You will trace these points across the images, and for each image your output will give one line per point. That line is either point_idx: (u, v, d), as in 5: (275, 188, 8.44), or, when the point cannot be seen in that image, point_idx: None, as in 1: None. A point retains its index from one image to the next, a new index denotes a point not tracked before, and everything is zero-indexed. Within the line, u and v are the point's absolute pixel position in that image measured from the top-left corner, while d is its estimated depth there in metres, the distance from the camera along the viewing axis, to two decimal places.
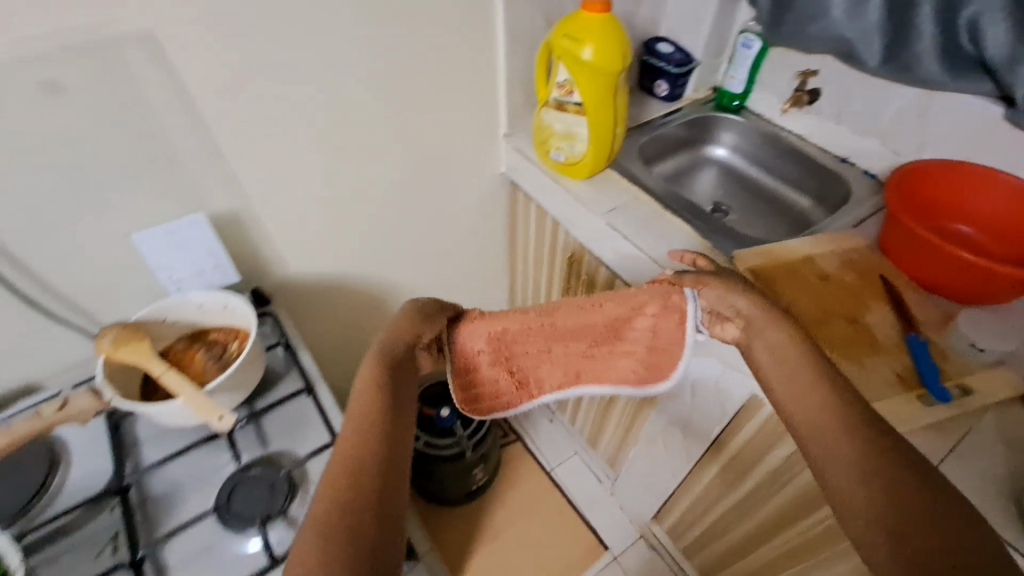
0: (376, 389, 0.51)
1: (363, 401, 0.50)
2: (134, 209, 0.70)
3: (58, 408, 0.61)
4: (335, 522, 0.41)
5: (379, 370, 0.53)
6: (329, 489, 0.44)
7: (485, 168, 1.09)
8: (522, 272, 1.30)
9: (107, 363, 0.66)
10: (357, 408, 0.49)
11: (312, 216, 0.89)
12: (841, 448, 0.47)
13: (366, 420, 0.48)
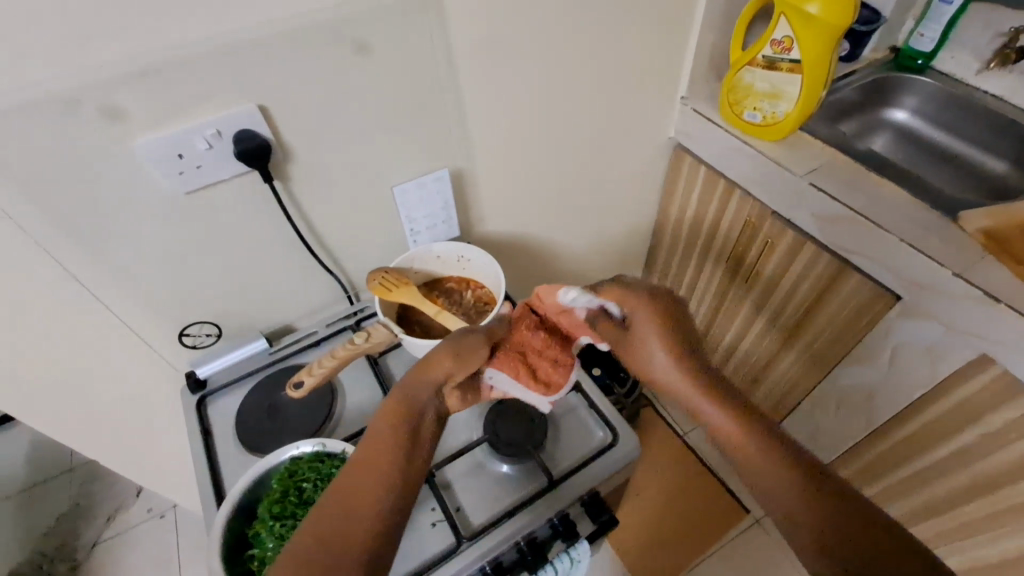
0: (404, 411, 0.51)
1: (392, 429, 0.49)
2: (394, 164, 0.76)
3: (364, 336, 0.69)
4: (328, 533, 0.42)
5: (403, 412, 0.51)
6: (344, 498, 0.44)
7: (657, 133, 1.10)
8: (670, 240, 1.30)
9: (380, 303, 0.75)
10: (384, 431, 0.49)
11: (515, 175, 0.94)
12: (793, 515, 0.43)
13: (388, 448, 0.47)
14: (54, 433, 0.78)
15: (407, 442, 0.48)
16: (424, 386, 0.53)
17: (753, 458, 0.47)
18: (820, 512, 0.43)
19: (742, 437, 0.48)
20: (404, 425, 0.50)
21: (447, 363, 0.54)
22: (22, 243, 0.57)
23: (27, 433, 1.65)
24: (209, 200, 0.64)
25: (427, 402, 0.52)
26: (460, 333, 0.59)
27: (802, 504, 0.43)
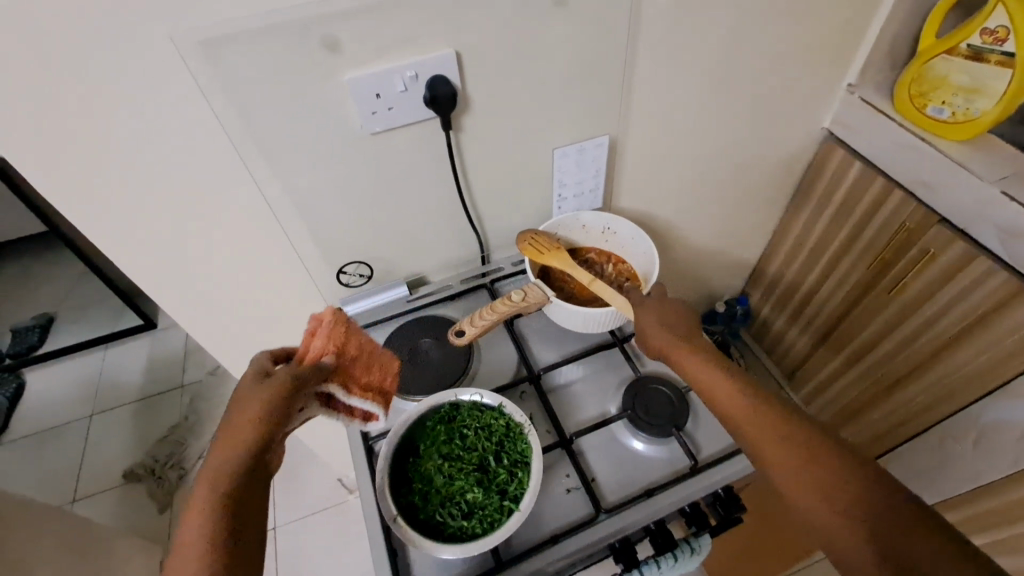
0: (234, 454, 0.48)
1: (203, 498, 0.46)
2: (559, 128, 0.76)
3: (520, 297, 0.71)
4: None
5: (229, 457, 0.48)
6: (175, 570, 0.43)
7: (810, 122, 1.02)
8: (796, 241, 1.22)
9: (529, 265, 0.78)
10: (215, 471, 0.47)
11: (664, 153, 0.91)
12: (801, 469, 0.49)
13: (201, 502, 0.45)
14: (212, 348, 0.84)
15: (224, 508, 0.45)
16: (232, 446, 0.48)
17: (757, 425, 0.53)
18: (823, 463, 0.48)
19: (750, 407, 0.54)
20: (221, 486, 0.46)
21: (243, 424, 0.49)
22: (230, 163, 0.61)
23: (146, 346, 1.81)
24: (390, 143, 0.66)
25: (245, 459, 0.48)
26: (249, 384, 0.52)
27: (802, 456, 0.49)
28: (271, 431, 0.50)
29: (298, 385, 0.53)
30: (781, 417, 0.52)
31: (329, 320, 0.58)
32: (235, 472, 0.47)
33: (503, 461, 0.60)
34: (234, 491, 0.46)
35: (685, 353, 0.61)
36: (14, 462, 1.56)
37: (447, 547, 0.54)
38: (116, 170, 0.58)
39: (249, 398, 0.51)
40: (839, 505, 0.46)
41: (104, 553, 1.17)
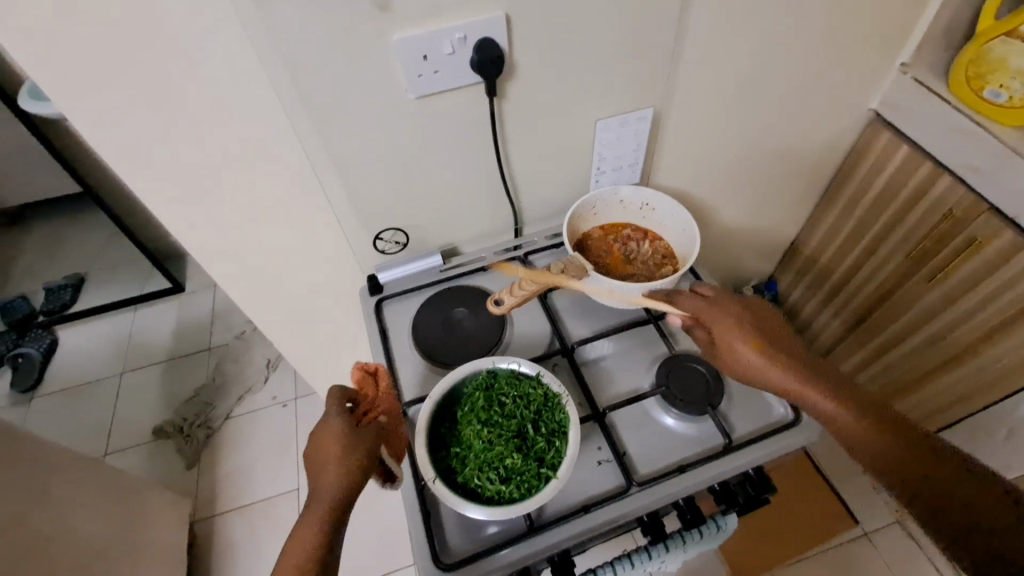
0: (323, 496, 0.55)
1: (301, 550, 0.52)
2: (602, 98, 0.74)
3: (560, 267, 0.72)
4: None
5: (321, 495, 0.55)
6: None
7: (857, 103, 0.98)
8: (832, 228, 1.18)
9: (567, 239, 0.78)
10: (313, 509, 0.55)
11: (707, 130, 0.89)
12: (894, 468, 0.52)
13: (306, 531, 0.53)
14: (247, 309, 0.86)
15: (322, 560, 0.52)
16: (326, 499, 0.55)
17: (845, 429, 0.56)
18: (916, 462, 0.52)
19: (837, 411, 0.56)
20: (317, 533, 0.53)
21: (333, 482, 0.55)
22: (277, 120, 0.62)
23: (174, 309, 1.85)
24: (433, 107, 0.65)
25: (334, 517, 0.54)
26: (339, 431, 0.59)
27: (895, 456, 0.52)
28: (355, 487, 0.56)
29: (374, 443, 0.59)
30: (870, 420, 0.55)
31: (383, 374, 0.66)
32: (327, 528, 0.54)
33: (541, 429, 0.60)
34: (326, 546, 0.53)
35: (758, 357, 0.61)
36: (51, 414, 1.62)
37: (484, 510, 0.55)
38: (168, 124, 0.60)
39: (327, 453, 0.57)
40: (938, 498, 0.50)
41: (138, 503, 1.22)
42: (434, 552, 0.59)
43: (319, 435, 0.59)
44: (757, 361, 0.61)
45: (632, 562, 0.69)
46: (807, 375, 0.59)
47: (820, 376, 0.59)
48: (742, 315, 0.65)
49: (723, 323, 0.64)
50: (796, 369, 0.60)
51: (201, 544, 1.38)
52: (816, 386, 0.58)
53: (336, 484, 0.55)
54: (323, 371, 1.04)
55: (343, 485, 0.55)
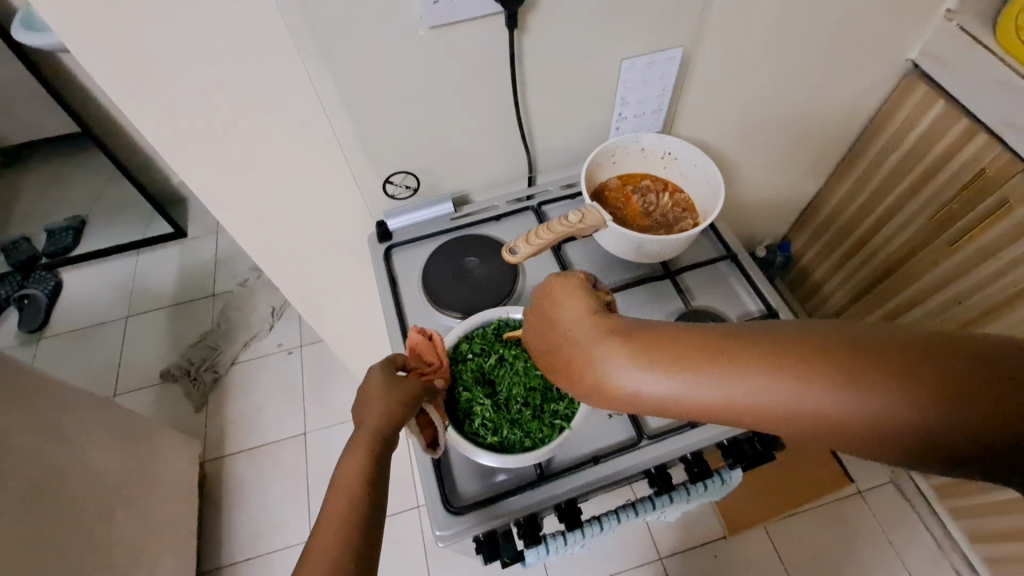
0: (373, 434, 0.51)
1: (345, 499, 0.47)
2: (627, 36, 0.69)
3: (580, 217, 0.68)
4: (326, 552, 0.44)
5: (369, 435, 0.51)
6: (329, 516, 0.46)
7: (895, 54, 0.92)
8: (852, 188, 1.14)
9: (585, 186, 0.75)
10: (359, 445, 0.50)
11: (735, 78, 0.84)
12: (853, 410, 0.39)
13: (351, 467, 0.49)
14: (252, 252, 0.84)
15: (367, 501, 0.47)
16: (370, 435, 0.51)
17: (752, 402, 0.42)
18: (871, 390, 0.38)
19: (728, 387, 0.43)
20: (363, 470, 0.49)
21: (373, 426, 0.51)
22: (283, 53, 0.59)
23: (176, 255, 1.83)
24: (448, 39, 0.61)
25: (375, 461, 0.49)
26: (382, 377, 0.55)
27: (844, 395, 0.39)
28: (395, 435, 0.52)
29: (420, 397, 0.55)
30: (776, 373, 0.41)
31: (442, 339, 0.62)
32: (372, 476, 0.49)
33: (559, 382, 0.61)
34: (370, 495, 0.48)
35: (612, 363, 0.47)
36: (58, 355, 1.64)
37: (497, 456, 0.56)
38: (164, 49, 0.56)
39: (380, 394, 0.53)
40: (888, 423, 0.37)
41: (149, 442, 1.24)
42: (446, 496, 0.59)
43: (373, 379, 0.55)
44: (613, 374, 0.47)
45: (638, 511, 0.70)
46: (666, 358, 0.45)
47: (680, 354, 0.45)
48: (564, 328, 0.52)
49: (555, 340, 0.53)
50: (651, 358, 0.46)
51: (212, 483, 1.42)
52: (671, 373, 0.45)
53: (387, 424, 0.51)
54: (329, 318, 1.04)
55: (386, 430, 0.51)
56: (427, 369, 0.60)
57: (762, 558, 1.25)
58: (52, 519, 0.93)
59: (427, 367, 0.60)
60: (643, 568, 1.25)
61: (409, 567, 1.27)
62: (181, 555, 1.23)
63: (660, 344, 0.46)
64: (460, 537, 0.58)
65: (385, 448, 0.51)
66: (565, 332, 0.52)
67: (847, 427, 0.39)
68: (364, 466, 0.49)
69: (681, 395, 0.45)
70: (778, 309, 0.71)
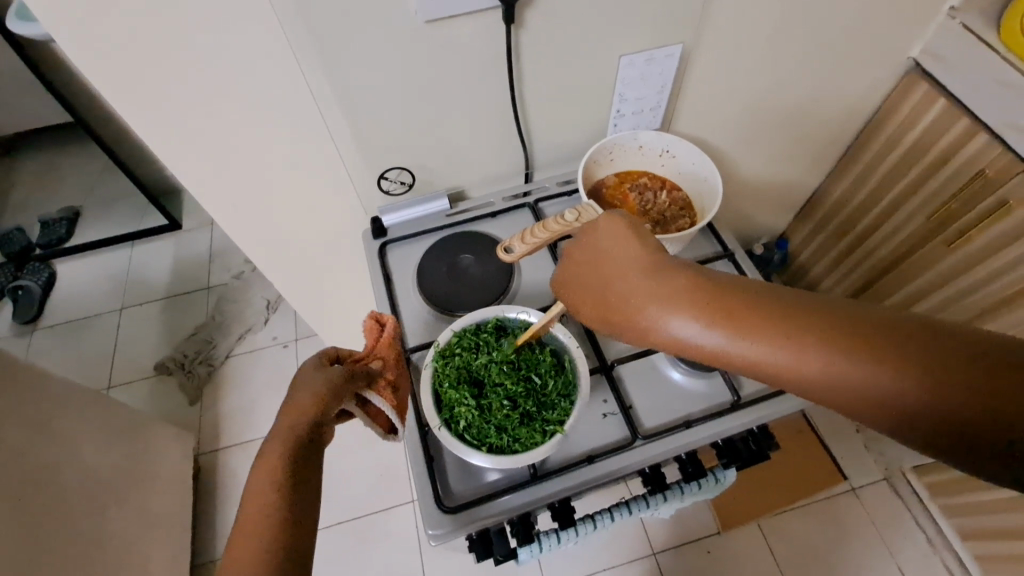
0: (294, 428, 0.51)
1: (260, 491, 0.48)
2: (628, 32, 0.68)
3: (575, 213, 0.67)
4: (249, 549, 0.45)
5: (291, 428, 0.51)
6: (251, 516, 0.47)
7: (898, 52, 0.91)
8: (851, 186, 1.13)
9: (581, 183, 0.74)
10: (279, 441, 0.50)
11: (736, 75, 0.83)
12: (869, 389, 0.39)
13: (271, 463, 0.49)
14: (244, 247, 0.83)
15: (286, 492, 0.48)
16: (291, 427, 0.51)
17: (777, 362, 0.42)
18: (891, 372, 0.38)
19: (756, 344, 0.43)
20: (281, 463, 0.49)
21: (290, 414, 0.52)
22: (276, 46, 0.57)
23: (171, 247, 1.81)
24: (443, 33, 0.60)
25: (294, 452, 0.50)
26: (307, 371, 0.55)
27: (865, 375, 0.39)
28: (317, 423, 0.52)
29: (351, 383, 0.56)
30: (808, 341, 0.41)
31: (392, 322, 0.63)
32: (286, 466, 0.49)
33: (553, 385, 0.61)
34: (291, 482, 0.49)
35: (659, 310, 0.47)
36: (52, 346, 1.63)
37: (488, 457, 0.56)
38: (154, 43, 0.55)
39: (305, 388, 0.53)
40: (898, 401, 0.38)
41: (143, 436, 1.23)
42: (438, 495, 0.59)
43: (298, 372, 0.55)
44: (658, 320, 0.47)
45: (631, 509, 0.70)
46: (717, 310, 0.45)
47: (727, 309, 0.45)
48: (604, 271, 0.52)
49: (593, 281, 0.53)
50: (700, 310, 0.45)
51: (206, 476, 1.42)
52: (702, 324, 0.45)
53: (307, 414, 0.51)
54: (325, 314, 1.03)
55: (304, 420, 0.51)
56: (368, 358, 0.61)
57: (754, 555, 1.26)
58: (45, 514, 0.93)
59: (369, 356, 0.61)
60: (636, 564, 1.26)
61: (404, 561, 1.28)
62: (175, 549, 1.23)
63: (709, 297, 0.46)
64: (451, 537, 0.58)
65: (307, 439, 0.51)
66: (613, 273, 0.51)
67: (862, 400, 0.39)
68: (282, 455, 0.50)
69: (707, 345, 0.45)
70: None
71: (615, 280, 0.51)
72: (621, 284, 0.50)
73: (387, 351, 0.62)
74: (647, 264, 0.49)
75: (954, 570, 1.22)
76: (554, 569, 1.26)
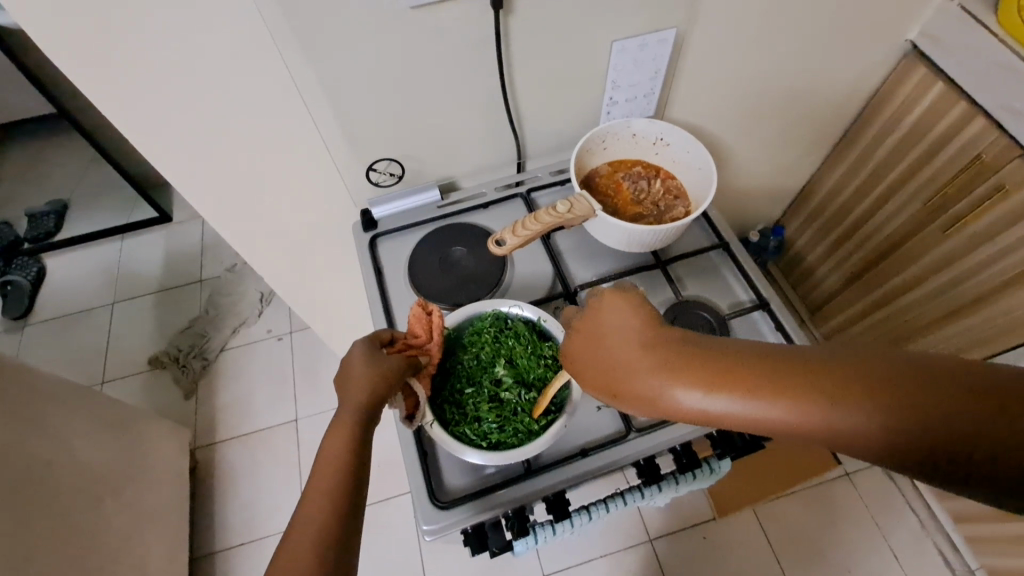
0: (358, 407, 0.51)
1: (323, 481, 0.48)
2: (620, 15, 0.66)
3: (566, 207, 0.67)
4: (316, 512, 0.47)
5: (357, 406, 0.51)
6: (318, 482, 0.48)
7: (896, 33, 0.89)
8: (846, 173, 1.13)
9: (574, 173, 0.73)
10: (345, 415, 0.51)
11: (731, 59, 0.81)
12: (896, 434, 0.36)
13: (337, 436, 0.50)
14: (233, 242, 0.82)
15: (350, 467, 0.49)
16: (355, 406, 0.51)
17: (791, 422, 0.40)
18: (850, 404, 0.37)
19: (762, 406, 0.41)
20: (348, 438, 0.50)
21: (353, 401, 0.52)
22: (255, 34, 0.55)
23: (162, 240, 1.79)
24: (429, 19, 0.59)
25: (359, 430, 0.51)
26: (362, 354, 0.55)
27: (847, 415, 0.37)
28: (379, 406, 0.52)
29: (404, 372, 0.55)
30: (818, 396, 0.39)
31: (440, 316, 0.60)
32: (355, 446, 0.50)
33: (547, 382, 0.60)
34: (356, 457, 0.49)
35: (642, 379, 0.45)
36: (45, 342, 1.61)
37: (483, 454, 0.55)
38: (123, 33, 0.52)
39: (363, 372, 0.53)
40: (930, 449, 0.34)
41: (137, 431, 1.23)
42: (432, 491, 0.59)
43: (357, 352, 0.55)
44: (654, 388, 0.44)
45: (626, 500, 0.70)
46: (691, 373, 0.43)
47: (694, 362, 0.44)
48: (594, 337, 0.50)
49: (585, 346, 0.51)
50: (671, 364, 0.44)
51: (203, 469, 1.42)
52: (706, 386, 0.42)
53: (370, 392, 0.52)
54: (317, 306, 1.02)
55: (371, 400, 0.52)
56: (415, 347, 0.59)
57: (750, 539, 1.27)
58: (39, 511, 0.92)
59: (416, 344, 0.59)
60: (633, 551, 1.27)
61: (403, 552, 1.28)
62: (173, 543, 1.24)
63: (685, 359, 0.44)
64: (446, 532, 0.58)
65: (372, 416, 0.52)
66: (603, 339, 0.49)
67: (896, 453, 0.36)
68: (348, 432, 0.50)
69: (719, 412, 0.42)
70: (770, 299, 0.70)
71: (608, 349, 0.49)
72: (611, 351, 0.48)
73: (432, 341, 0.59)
74: (639, 333, 0.47)
75: (946, 553, 1.23)
76: (551, 556, 1.27)
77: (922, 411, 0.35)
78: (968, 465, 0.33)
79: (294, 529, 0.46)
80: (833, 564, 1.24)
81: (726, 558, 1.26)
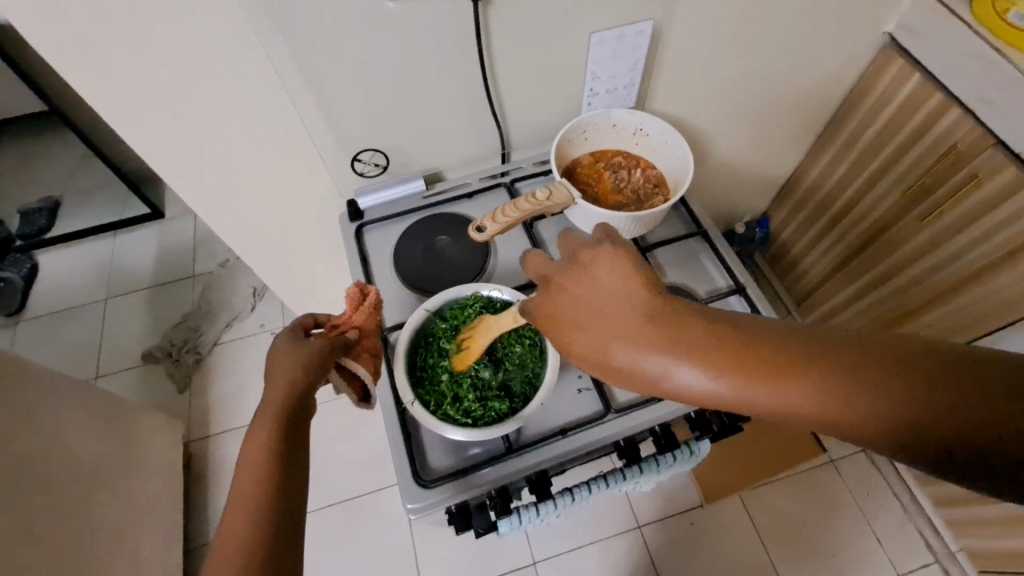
0: (285, 392, 0.52)
1: (251, 469, 0.48)
2: (598, 7, 0.68)
3: (546, 195, 0.69)
4: (248, 501, 0.47)
5: (285, 392, 0.52)
6: (246, 472, 0.48)
7: (873, 25, 0.90)
8: (829, 163, 1.15)
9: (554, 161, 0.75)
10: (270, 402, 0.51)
11: (710, 50, 0.83)
12: (887, 420, 0.37)
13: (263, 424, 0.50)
14: (221, 232, 0.83)
15: (278, 451, 0.49)
16: (280, 394, 0.52)
17: (781, 401, 0.40)
18: (831, 380, 0.39)
19: (753, 382, 0.41)
20: (274, 426, 0.50)
21: (277, 396, 0.51)
22: (240, 28, 0.57)
23: (155, 235, 1.80)
24: (410, 11, 0.60)
25: (286, 414, 0.51)
26: (284, 343, 0.56)
27: (838, 397, 0.39)
28: (308, 389, 0.53)
29: (335, 352, 0.57)
30: (808, 374, 0.40)
31: (376, 294, 0.64)
32: (281, 430, 0.50)
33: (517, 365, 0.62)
34: (284, 442, 0.50)
35: (634, 348, 0.44)
36: (38, 337, 1.62)
37: (463, 430, 0.57)
38: (109, 28, 0.54)
39: (287, 358, 0.54)
40: (923, 435, 0.36)
41: (131, 424, 1.24)
42: (416, 470, 0.60)
43: (280, 341, 0.56)
44: (643, 356, 0.44)
45: (608, 482, 0.70)
46: (677, 340, 0.43)
47: (685, 333, 0.43)
48: (576, 301, 0.49)
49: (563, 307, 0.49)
50: (662, 333, 0.44)
51: (198, 462, 1.44)
52: (695, 356, 0.42)
53: (295, 378, 0.52)
54: (308, 297, 1.04)
55: (297, 384, 0.52)
56: (345, 327, 0.61)
57: (736, 526, 1.30)
58: (32, 502, 0.93)
59: (347, 323, 0.61)
60: (621, 537, 1.29)
61: (395, 542, 1.30)
62: (168, 533, 1.25)
63: (669, 324, 0.44)
64: (431, 509, 0.59)
65: (300, 400, 0.52)
66: (588, 302, 0.48)
67: (884, 439, 0.37)
68: (274, 418, 0.50)
69: (705, 383, 0.42)
70: (746, 284, 0.72)
71: (591, 313, 0.47)
72: (597, 317, 0.47)
73: (364, 320, 0.62)
74: (627, 300, 0.46)
75: (928, 537, 1.26)
76: (541, 543, 1.29)
77: (900, 393, 0.37)
78: (954, 447, 0.35)
79: (225, 524, 0.46)
80: (818, 548, 1.26)
81: (712, 543, 1.28)
